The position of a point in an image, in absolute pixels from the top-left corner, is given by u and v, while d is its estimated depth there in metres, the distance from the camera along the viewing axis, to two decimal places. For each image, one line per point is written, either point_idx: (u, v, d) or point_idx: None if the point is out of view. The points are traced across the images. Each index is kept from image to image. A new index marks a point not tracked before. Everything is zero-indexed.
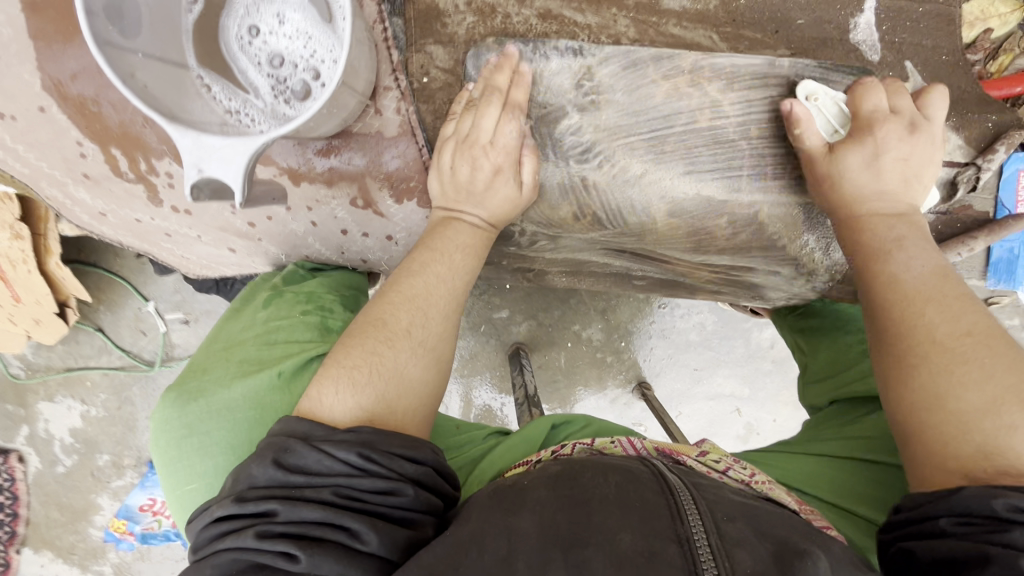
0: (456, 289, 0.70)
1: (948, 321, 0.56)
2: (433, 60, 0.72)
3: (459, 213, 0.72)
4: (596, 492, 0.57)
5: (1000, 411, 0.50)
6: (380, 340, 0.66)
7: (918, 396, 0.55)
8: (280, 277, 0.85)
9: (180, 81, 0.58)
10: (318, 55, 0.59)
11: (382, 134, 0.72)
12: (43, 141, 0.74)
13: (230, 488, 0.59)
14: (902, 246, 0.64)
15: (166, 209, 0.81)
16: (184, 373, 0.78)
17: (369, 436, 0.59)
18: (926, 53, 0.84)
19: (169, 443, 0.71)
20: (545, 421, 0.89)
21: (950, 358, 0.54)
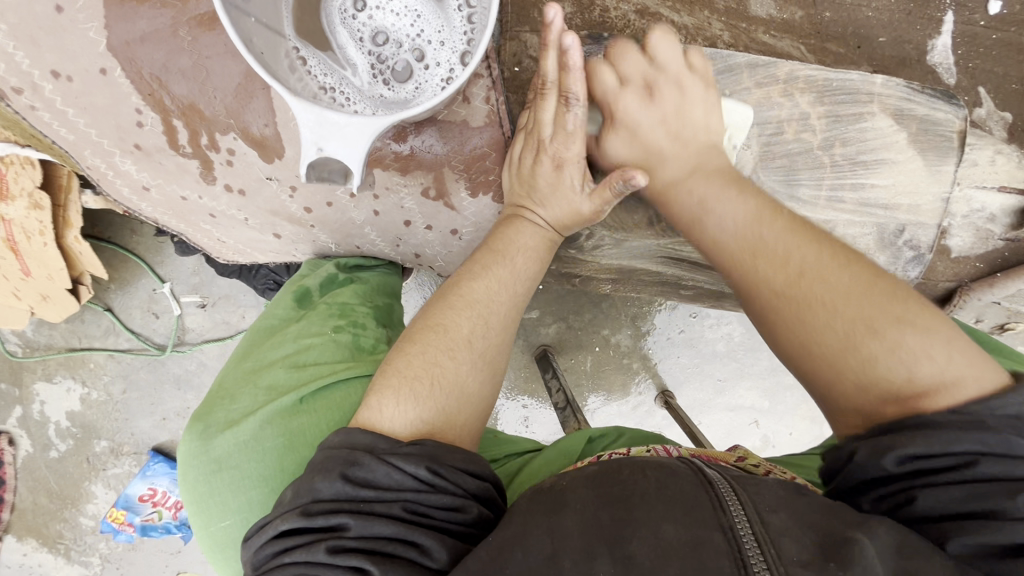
0: (517, 297, 0.67)
1: (777, 270, 0.58)
2: (526, 49, 0.70)
3: (525, 211, 0.70)
4: (636, 488, 0.52)
5: (879, 337, 0.53)
6: (440, 348, 0.62)
7: (789, 345, 0.57)
8: (314, 280, 0.79)
9: (277, 50, 0.54)
10: (424, 35, 0.56)
11: (467, 124, 0.69)
12: (99, 106, 0.70)
13: (291, 501, 0.54)
14: (695, 200, 0.65)
15: (217, 188, 0.75)
16: (209, 397, 0.72)
17: (433, 449, 0.55)
18: (998, 80, 0.81)
19: (199, 477, 0.66)
20: (582, 433, 0.87)
21: (796, 305, 0.57)
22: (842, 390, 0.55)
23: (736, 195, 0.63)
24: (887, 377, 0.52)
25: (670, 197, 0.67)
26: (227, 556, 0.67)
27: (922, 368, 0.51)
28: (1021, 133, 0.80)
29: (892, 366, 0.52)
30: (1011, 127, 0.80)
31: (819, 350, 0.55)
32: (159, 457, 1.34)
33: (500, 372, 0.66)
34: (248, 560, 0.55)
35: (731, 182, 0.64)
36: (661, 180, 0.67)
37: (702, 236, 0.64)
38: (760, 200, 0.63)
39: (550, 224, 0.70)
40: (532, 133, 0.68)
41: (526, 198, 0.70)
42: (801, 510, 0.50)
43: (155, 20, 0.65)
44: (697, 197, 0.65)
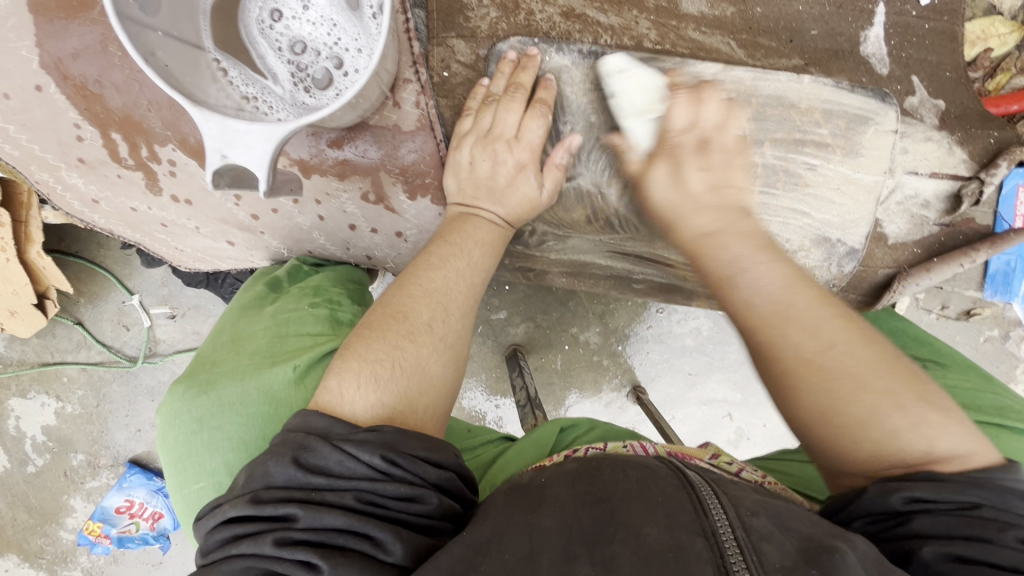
0: (474, 288, 0.66)
1: (809, 337, 0.56)
2: (454, 54, 0.72)
3: (477, 210, 0.69)
4: (617, 489, 0.54)
5: (924, 424, 0.51)
6: (401, 333, 0.60)
7: (830, 416, 0.54)
8: (283, 271, 0.80)
9: (195, 62, 0.55)
10: (341, 44, 0.57)
11: (399, 128, 0.71)
12: (38, 122, 0.71)
13: (243, 486, 0.52)
14: (728, 259, 0.62)
15: (164, 199, 0.76)
16: (191, 365, 0.71)
17: (392, 436, 0.53)
18: (931, 69, 0.82)
19: (179, 438, 0.65)
20: (555, 424, 0.87)
21: (857, 380, 0.53)
22: (879, 458, 0.52)
23: (770, 260, 0.61)
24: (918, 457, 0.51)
25: (769, 247, 0.62)
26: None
27: (942, 443, 0.51)
28: (953, 119, 0.82)
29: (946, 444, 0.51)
30: (943, 114, 0.82)
31: (827, 371, 0.54)
32: (136, 469, 1.35)
33: (462, 357, 0.65)
34: (199, 543, 0.53)
35: (765, 248, 0.62)
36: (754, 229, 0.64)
37: (732, 304, 0.61)
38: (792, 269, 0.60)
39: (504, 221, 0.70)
40: (475, 138, 0.68)
41: (476, 199, 0.69)
42: (784, 518, 0.51)
43: (85, 36, 0.67)
44: (734, 254, 0.62)
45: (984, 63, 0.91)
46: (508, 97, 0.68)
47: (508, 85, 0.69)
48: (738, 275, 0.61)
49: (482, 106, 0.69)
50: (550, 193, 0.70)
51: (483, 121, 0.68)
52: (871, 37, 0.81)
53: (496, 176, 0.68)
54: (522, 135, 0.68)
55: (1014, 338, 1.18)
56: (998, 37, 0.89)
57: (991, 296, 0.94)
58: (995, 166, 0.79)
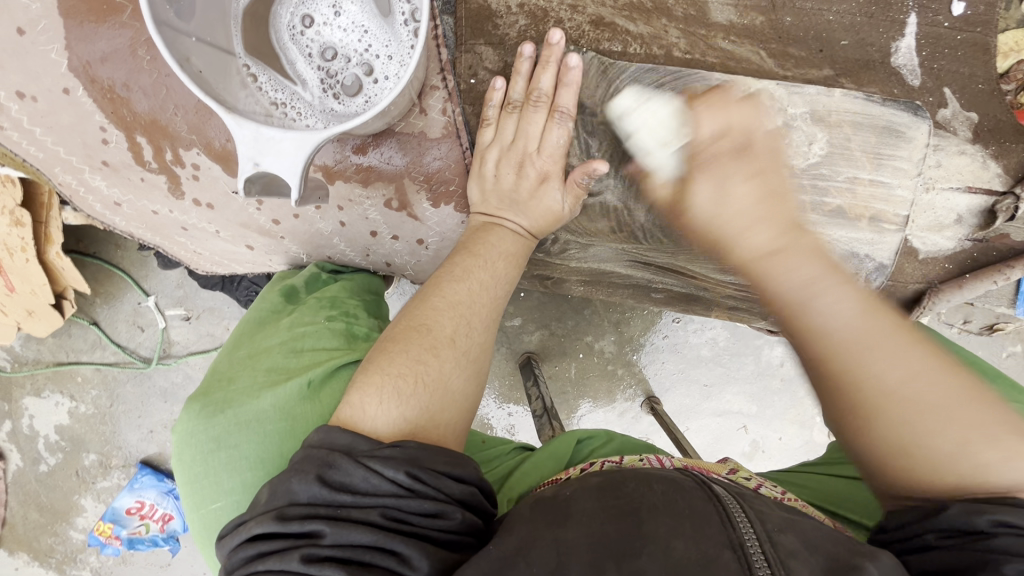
0: (497, 302, 0.65)
1: (893, 365, 0.55)
2: (481, 61, 0.71)
3: (500, 220, 0.68)
4: (643, 501, 0.52)
5: (971, 449, 0.52)
6: (424, 347, 0.59)
7: (884, 447, 0.55)
8: (300, 279, 0.79)
9: (226, 68, 0.55)
10: (372, 50, 0.56)
11: (425, 135, 0.70)
12: (64, 124, 0.71)
13: (266, 502, 0.51)
14: (808, 278, 0.60)
15: (187, 203, 0.76)
16: (205, 382, 0.70)
17: (415, 452, 0.52)
18: (964, 81, 0.80)
19: (194, 457, 0.64)
20: (570, 436, 0.85)
21: (911, 408, 0.54)
22: (925, 487, 0.54)
23: (846, 283, 0.60)
24: (993, 481, 0.51)
25: (766, 268, 0.62)
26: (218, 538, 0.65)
27: (1007, 472, 0.51)
28: (987, 132, 0.80)
29: (1013, 471, 0.51)
30: (977, 127, 0.80)
31: (860, 379, 0.56)
32: (147, 470, 1.35)
33: (484, 371, 0.64)
34: (222, 561, 0.52)
35: (837, 270, 0.61)
36: (738, 256, 0.64)
37: (806, 328, 0.60)
38: (863, 291, 0.60)
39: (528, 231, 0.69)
40: (498, 150, 0.68)
41: (499, 211, 0.69)
42: (809, 533, 0.50)
43: (114, 40, 0.66)
44: (800, 277, 0.60)
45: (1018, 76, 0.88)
46: (529, 107, 0.67)
47: (526, 90, 0.67)
48: (816, 298, 0.59)
49: (502, 114, 0.68)
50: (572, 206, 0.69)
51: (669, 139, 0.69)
52: (900, 49, 0.80)
53: (518, 189, 0.68)
54: (546, 146, 0.67)
55: None
56: None
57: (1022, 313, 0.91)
58: None
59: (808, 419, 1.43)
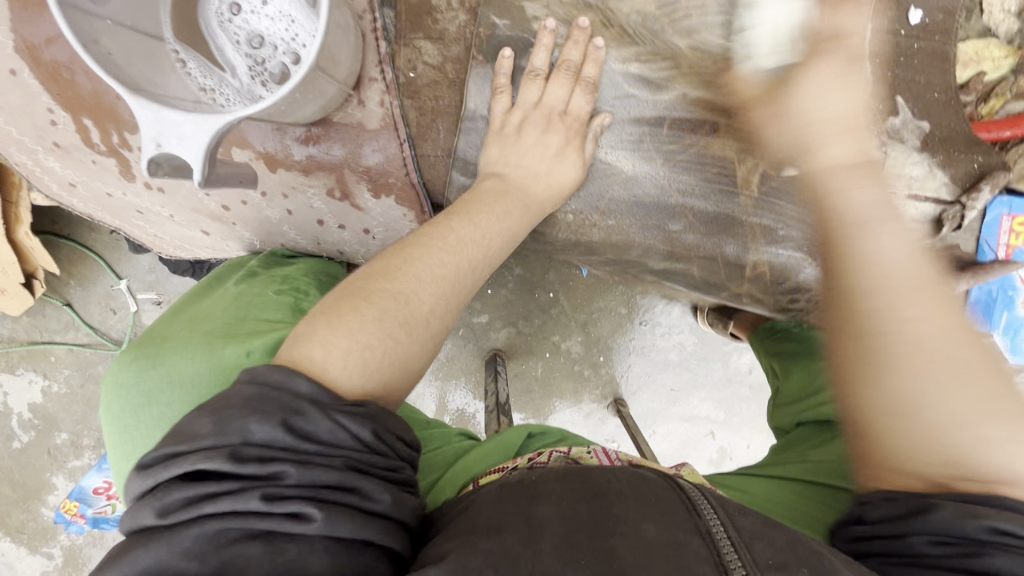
0: (489, 251, 0.65)
1: (933, 320, 0.53)
2: (422, 55, 0.69)
3: (498, 175, 0.69)
4: (610, 486, 0.54)
5: (984, 424, 0.50)
6: (397, 318, 0.57)
7: (889, 402, 0.54)
8: (256, 261, 0.81)
9: (152, 52, 0.55)
10: (299, 39, 0.58)
11: (363, 126, 0.70)
12: (14, 105, 0.72)
13: (213, 436, 0.47)
14: (870, 209, 0.57)
15: (138, 185, 0.78)
16: (142, 338, 0.71)
17: (377, 412, 0.53)
18: (918, 90, 0.80)
19: (124, 408, 0.64)
20: (523, 429, 0.86)
21: (922, 359, 0.52)
22: (910, 457, 0.53)
23: (901, 227, 0.57)
24: (972, 463, 0.50)
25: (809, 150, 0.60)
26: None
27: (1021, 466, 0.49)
28: (937, 142, 0.79)
29: (1006, 453, 0.49)
30: (927, 137, 0.79)
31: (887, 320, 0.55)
32: None
33: None
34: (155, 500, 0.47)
35: (872, 167, 0.58)
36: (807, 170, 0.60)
37: (850, 253, 0.57)
38: (869, 150, 0.58)
39: (534, 203, 0.70)
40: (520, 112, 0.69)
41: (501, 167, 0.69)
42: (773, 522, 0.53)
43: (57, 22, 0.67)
44: (867, 203, 0.57)
45: (976, 88, 0.88)
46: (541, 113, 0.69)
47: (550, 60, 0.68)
48: (871, 227, 0.57)
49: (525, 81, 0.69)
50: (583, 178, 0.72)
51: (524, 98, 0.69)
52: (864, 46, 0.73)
53: (535, 158, 0.69)
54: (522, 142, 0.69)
55: None
56: (992, 60, 0.88)
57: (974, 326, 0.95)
58: (976, 190, 0.77)
59: None
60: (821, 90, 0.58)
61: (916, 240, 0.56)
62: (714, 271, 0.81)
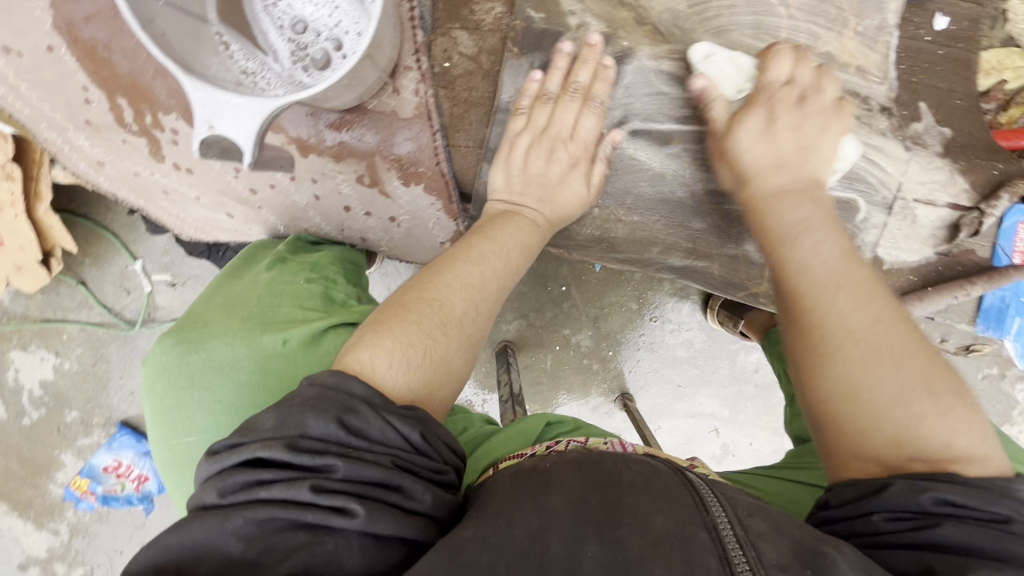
0: (514, 268, 0.69)
1: (856, 309, 0.60)
2: (457, 45, 0.71)
3: (519, 209, 0.70)
4: (622, 477, 0.57)
5: (911, 402, 0.55)
6: (435, 322, 0.62)
7: (835, 385, 0.58)
8: (283, 245, 0.81)
9: (197, 33, 0.56)
10: (342, 26, 0.58)
11: (397, 114, 0.71)
12: (49, 82, 0.73)
13: (274, 429, 0.52)
14: (797, 221, 0.65)
15: (167, 165, 0.79)
16: (183, 319, 0.74)
17: (426, 415, 0.57)
18: (941, 95, 0.81)
19: (167, 390, 0.68)
20: (540, 418, 0.88)
21: (864, 345, 0.58)
22: (868, 438, 0.56)
23: (831, 229, 0.64)
24: (923, 440, 0.54)
25: (764, 208, 0.67)
26: (184, 471, 0.68)
27: (960, 439, 0.54)
28: (958, 148, 0.80)
29: (936, 427, 0.54)
30: (948, 142, 0.80)
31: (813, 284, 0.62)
32: (126, 430, 1.38)
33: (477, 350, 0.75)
34: (212, 482, 0.51)
35: (833, 220, 0.65)
36: (749, 194, 0.69)
37: (786, 263, 0.65)
38: (850, 243, 0.64)
39: (546, 220, 0.71)
40: (531, 137, 0.69)
41: (521, 199, 0.70)
42: (780, 521, 0.54)
43: (98, 1, 0.68)
44: (799, 216, 0.65)
45: (998, 95, 0.90)
46: (565, 99, 0.68)
47: (563, 83, 0.69)
48: (801, 236, 0.64)
49: (535, 103, 0.69)
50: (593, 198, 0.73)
51: (537, 117, 0.69)
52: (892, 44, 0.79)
53: (544, 182, 0.70)
54: (554, 136, 0.70)
55: (1007, 377, 1.18)
56: (1013, 69, 0.89)
57: (983, 331, 0.92)
58: (997, 197, 0.77)
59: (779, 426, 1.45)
60: (763, 114, 0.68)
61: (846, 238, 0.64)
62: (733, 270, 0.82)
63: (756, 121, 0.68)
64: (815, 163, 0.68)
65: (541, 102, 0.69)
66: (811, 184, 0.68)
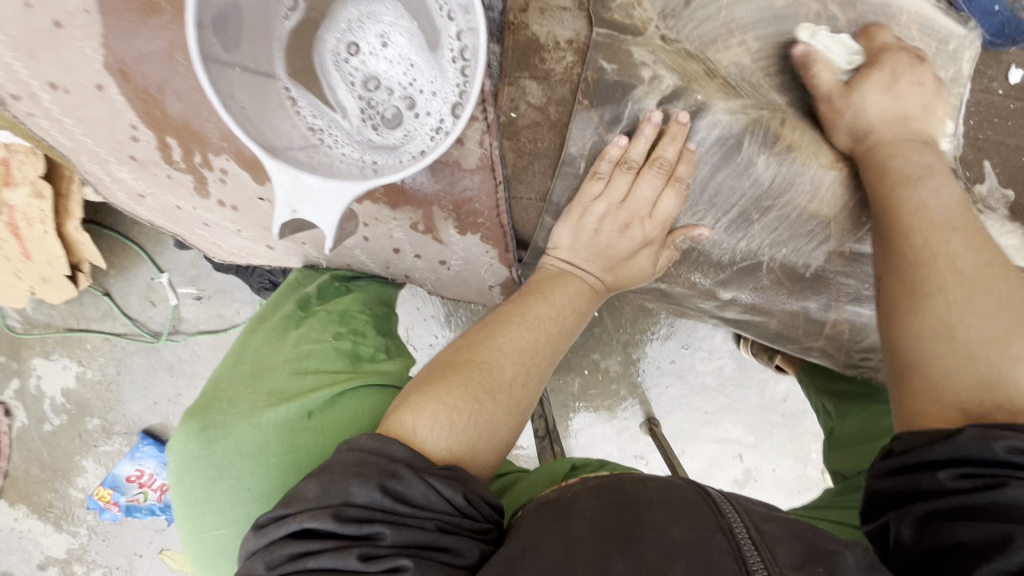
0: (565, 333, 0.68)
1: (967, 250, 0.60)
2: (525, 95, 0.67)
3: (578, 272, 0.70)
4: (639, 494, 0.54)
5: (1008, 342, 0.55)
6: (484, 386, 0.61)
7: (930, 325, 0.59)
8: (314, 287, 0.80)
9: (266, 92, 0.54)
10: (417, 84, 0.55)
11: (460, 164, 0.68)
12: (95, 118, 0.70)
13: (318, 500, 0.51)
14: (919, 166, 0.65)
15: (211, 202, 0.75)
16: (202, 397, 0.69)
17: (466, 475, 0.55)
18: (1009, 153, 0.79)
19: (194, 484, 0.64)
20: (564, 462, 0.85)
21: (966, 283, 0.59)
22: (946, 380, 0.57)
23: (947, 174, 0.65)
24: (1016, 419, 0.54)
25: (893, 153, 0.66)
26: (217, 562, 0.66)
27: None
28: None
29: None
30: (1016, 205, 0.78)
31: (953, 263, 0.60)
32: (149, 440, 1.37)
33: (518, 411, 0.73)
34: (259, 553, 0.50)
35: (947, 173, 0.66)
36: (875, 139, 0.68)
37: (905, 203, 0.64)
38: (965, 199, 0.65)
39: (601, 282, 0.71)
40: (607, 205, 0.68)
41: (578, 261, 0.70)
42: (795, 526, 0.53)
43: (150, 40, 0.64)
44: (936, 191, 0.63)
45: None
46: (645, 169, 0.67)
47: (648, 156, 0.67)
48: (925, 179, 0.64)
49: (614, 169, 0.67)
50: (659, 268, 0.73)
51: (617, 184, 0.67)
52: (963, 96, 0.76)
53: (612, 239, 0.69)
54: (628, 197, 0.68)
55: None
56: None
57: None
58: None
59: (804, 454, 1.44)
60: (884, 73, 0.68)
61: (959, 189, 0.64)
62: (791, 326, 0.80)
63: (877, 83, 0.68)
64: (932, 121, 0.69)
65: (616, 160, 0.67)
66: (926, 138, 0.68)
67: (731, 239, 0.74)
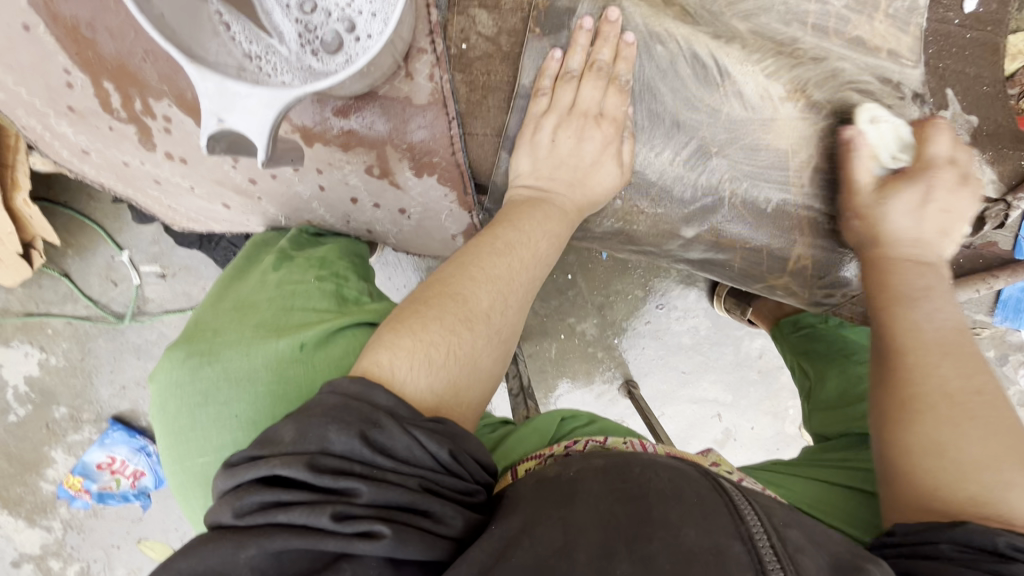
0: (540, 258, 0.66)
1: (955, 374, 0.59)
2: (475, 26, 0.67)
3: (549, 195, 0.68)
4: (650, 485, 0.49)
5: (1000, 468, 0.53)
6: (459, 317, 0.58)
7: (921, 445, 0.57)
8: (286, 239, 0.77)
9: (196, 12, 0.52)
10: (355, 6, 0.54)
11: (410, 101, 0.67)
12: (26, 65, 0.67)
13: (294, 444, 0.48)
14: (917, 287, 0.66)
15: (158, 155, 0.73)
16: (189, 330, 0.69)
17: (455, 431, 0.53)
18: (967, 82, 0.78)
19: (180, 409, 0.63)
20: (554, 414, 0.82)
21: (960, 413, 0.57)
22: (945, 493, 0.54)
23: (941, 294, 0.65)
24: (1011, 511, 0.51)
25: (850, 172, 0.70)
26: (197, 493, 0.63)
27: None
28: (984, 137, 0.78)
29: (1022, 498, 0.52)
30: (975, 132, 0.78)
31: (915, 343, 0.63)
32: (119, 426, 1.34)
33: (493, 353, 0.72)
34: (228, 498, 0.47)
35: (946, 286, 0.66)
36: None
37: (897, 296, 0.66)
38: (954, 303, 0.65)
39: (574, 207, 0.69)
40: (556, 117, 0.67)
41: (551, 185, 0.68)
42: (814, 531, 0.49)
43: None
44: (905, 222, 0.69)
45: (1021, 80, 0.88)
46: (590, 77, 0.67)
47: (585, 62, 0.67)
48: (919, 298, 0.65)
49: (557, 82, 0.68)
50: (625, 179, 0.71)
51: (561, 99, 0.67)
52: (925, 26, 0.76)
53: (572, 168, 0.68)
54: (574, 118, 0.67)
55: (1010, 362, 1.19)
56: None
57: (1001, 322, 0.89)
58: None
59: (781, 410, 1.45)
60: None
61: (959, 309, 0.65)
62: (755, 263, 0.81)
63: None
64: (926, 228, 0.70)
65: (563, 83, 0.67)
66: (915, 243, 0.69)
67: (692, 173, 0.74)
